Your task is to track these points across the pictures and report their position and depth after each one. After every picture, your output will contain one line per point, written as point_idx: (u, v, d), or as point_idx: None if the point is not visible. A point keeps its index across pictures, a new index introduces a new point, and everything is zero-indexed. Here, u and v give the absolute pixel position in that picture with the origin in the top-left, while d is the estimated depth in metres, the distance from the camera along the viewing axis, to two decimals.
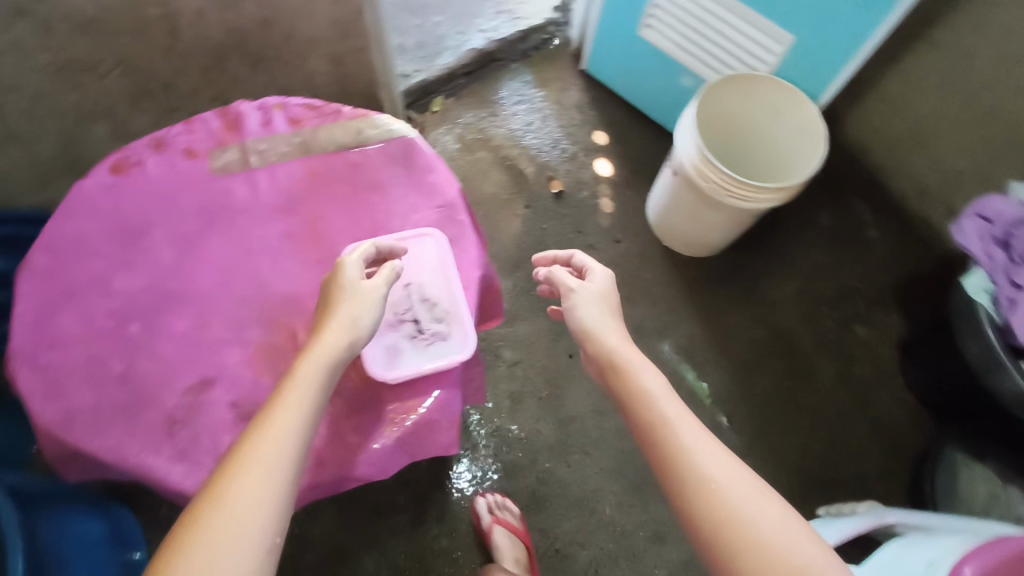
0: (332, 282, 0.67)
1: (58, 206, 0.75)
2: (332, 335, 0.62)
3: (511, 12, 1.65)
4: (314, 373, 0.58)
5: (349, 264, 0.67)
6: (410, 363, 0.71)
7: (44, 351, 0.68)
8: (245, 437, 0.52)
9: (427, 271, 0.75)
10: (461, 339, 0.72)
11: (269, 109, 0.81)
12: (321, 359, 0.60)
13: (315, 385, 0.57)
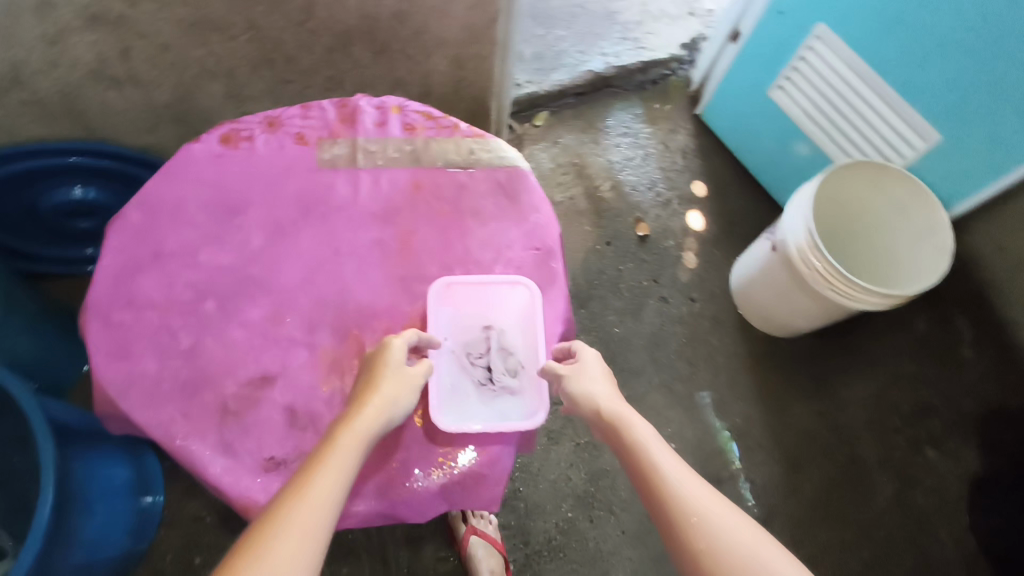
0: (374, 361, 0.65)
1: (164, 166, 0.75)
2: (369, 417, 0.59)
3: (636, 40, 1.58)
4: (346, 454, 0.55)
5: (400, 347, 0.65)
6: (474, 414, 0.70)
7: (119, 309, 0.68)
8: (273, 514, 0.49)
9: (513, 320, 0.74)
10: (530, 402, 0.71)
11: (387, 110, 0.79)
12: (354, 440, 0.57)
13: (345, 468, 0.54)
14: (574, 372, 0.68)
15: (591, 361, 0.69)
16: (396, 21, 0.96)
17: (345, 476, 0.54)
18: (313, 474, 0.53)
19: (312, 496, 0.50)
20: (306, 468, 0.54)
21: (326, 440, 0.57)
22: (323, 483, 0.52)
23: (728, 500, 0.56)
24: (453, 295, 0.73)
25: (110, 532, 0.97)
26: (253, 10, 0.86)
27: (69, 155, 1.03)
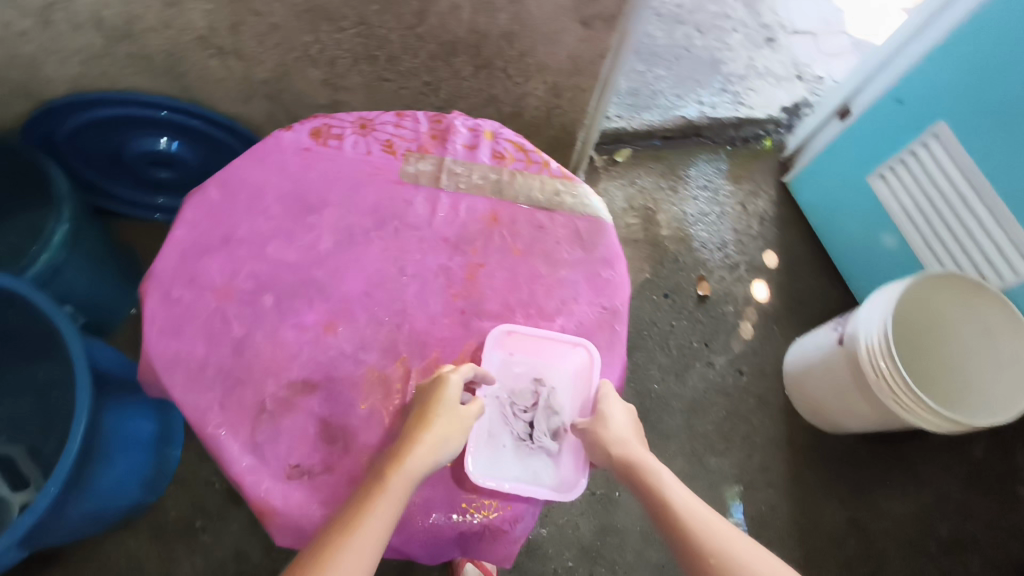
0: (429, 394, 0.63)
1: (251, 149, 0.74)
2: (414, 465, 0.59)
3: (737, 94, 1.53)
4: (385, 510, 0.56)
5: (450, 381, 0.63)
6: (507, 469, 0.68)
7: (180, 286, 0.68)
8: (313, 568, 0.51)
9: (566, 379, 0.72)
10: (566, 471, 0.69)
11: (480, 134, 0.78)
12: (395, 494, 0.57)
13: (382, 525, 0.55)
14: (602, 422, 0.66)
15: (616, 406, 0.68)
16: (504, 41, 0.94)
17: (380, 534, 0.54)
18: (350, 531, 0.54)
19: (344, 561, 0.52)
20: (346, 520, 0.55)
21: (370, 483, 0.58)
22: (358, 543, 0.53)
23: (767, 556, 0.56)
24: (512, 341, 0.70)
25: (126, 485, 0.97)
26: (368, 8, 0.86)
27: (161, 110, 1.04)
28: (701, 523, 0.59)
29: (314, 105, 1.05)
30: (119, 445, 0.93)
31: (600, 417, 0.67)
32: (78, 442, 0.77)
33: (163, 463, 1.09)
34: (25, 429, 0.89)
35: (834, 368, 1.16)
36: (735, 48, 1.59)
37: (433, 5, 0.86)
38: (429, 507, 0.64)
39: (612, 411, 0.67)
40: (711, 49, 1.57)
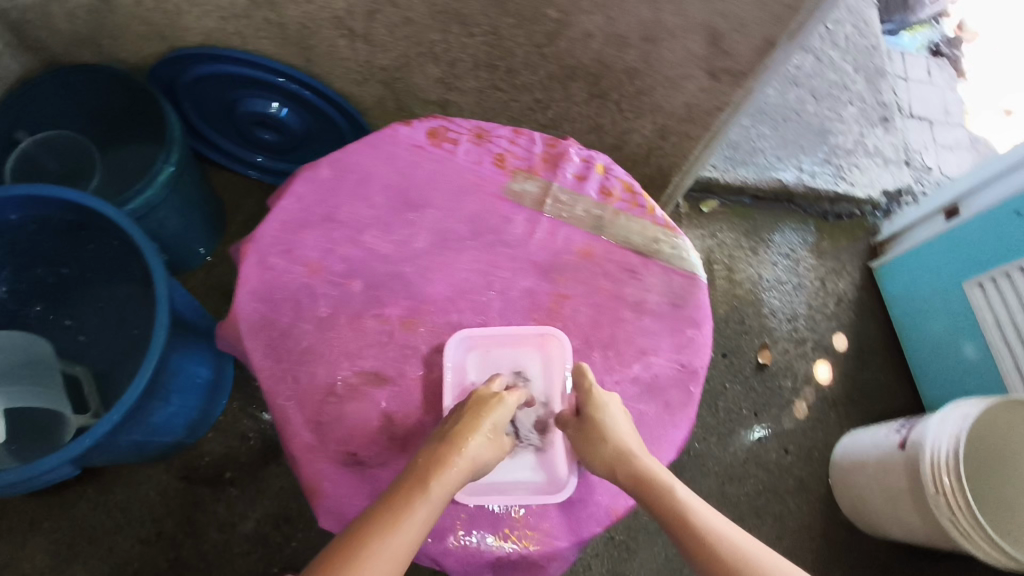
0: (475, 406, 0.64)
1: (369, 136, 0.76)
2: (451, 477, 0.59)
3: (839, 168, 1.49)
4: (418, 520, 0.56)
5: (503, 409, 0.64)
6: (500, 478, 0.68)
7: (277, 254, 0.69)
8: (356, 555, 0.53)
9: (538, 372, 0.71)
10: (558, 470, 0.68)
11: (592, 166, 0.78)
12: (431, 505, 0.57)
13: (413, 534, 0.55)
14: (602, 427, 0.64)
15: (609, 406, 0.65)
16: (626, 76, 0.94)
17: (410, 543, 0.55)
18: (382, 535, 0.54)
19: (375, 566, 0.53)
20: (379, 522, 0.55)
21: (407, 487, 0.58)
22: (387, 549, 0.54)
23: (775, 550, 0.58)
24: (481, 339, 0.70)
25: (171, 427, 0.99)
26: (503, 21, 0.86)
27: (278, 76, 1.05)
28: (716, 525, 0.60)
29: (425, 100, 1.06)
30: (175, 387, 0.95)
31: (597, 425, 0.64)
32: (144, 383, 0.79)
33: (207, 412, 1.11)
34: (96, 357, 0.92)
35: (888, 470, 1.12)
36: (847, 121, 1.55)
37: (566, 29, 0.86)
38: (468, 523, 0.65)
39: (607, 415, 0.65)
40: (822, 117, 1.54)
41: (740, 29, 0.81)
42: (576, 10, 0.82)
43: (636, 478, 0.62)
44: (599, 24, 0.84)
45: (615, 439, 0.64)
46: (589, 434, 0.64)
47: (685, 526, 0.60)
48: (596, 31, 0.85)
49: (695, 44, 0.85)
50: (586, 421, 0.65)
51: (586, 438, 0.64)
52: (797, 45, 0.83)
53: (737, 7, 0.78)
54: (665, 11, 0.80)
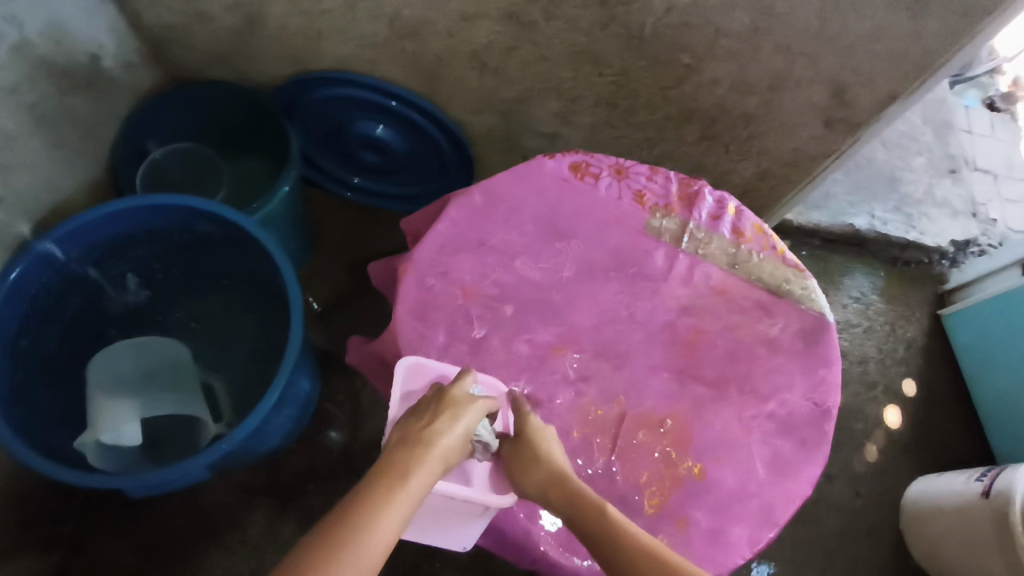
0: (447, 405, 0.61)
1: (515, 166, 0.79)
2: (426, 480, 0.56)
3: (909, 216, 1.52)
4: (389, 529, 0.52)
5: (475, 413, 0.61)
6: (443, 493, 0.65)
7: (433, 275, 0.72)
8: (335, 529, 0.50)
9: None
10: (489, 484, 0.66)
11: (725, 207, 0.80)
12: (405, 509, 0.53)
13: (380, 546, 0.51)
14: (537, 448, 0.63)
15: (542, 433, 0.65)
16: (741, 121, 0.97)
17: (379, 550, 0.51)
18: (353, 541, 0.50)
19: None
20: (349, 526, 0.51)
21: (375, 488, 0.54)
22: (361, 555, 0.50)
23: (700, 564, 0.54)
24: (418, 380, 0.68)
25: (273, 438, 0.99)
26: (635, 63, 0.90)
27: (391, 100, 1.08)
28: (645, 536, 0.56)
29: (535, 131, 1.09)
30: (288, 397, 0.95)
31: (532, 445, 0.63)
32: (275, 398, 0.81)
33: (301, 426, 1.11)
34: (227, 365, 0.96)
35: (966, 517, 1.12)
36: (916, 171, 1.57)
37: (695, 74, 0.90)
38: None
39: (544, 438, 0.64)
40: (893, 166, 1.56)
41: (867, 83, 0.85)
42: (710, 58, 0.86)
43: (567, 492, 0.60)
44: (729, 71, 0.88)
45: (547, 457, 0.62)
46: (523, 455, 0.63)
47: (612, 537, 0.56)
48: (724, 77, 0.89)
49: (819, 95, 0.89)
50: (520, 443, 0.64)
51: (518, 457, 0.63)
52: (918, 101, 0.86)
53: (870, 63, 0.82)
54: (798, 63, 0.84)
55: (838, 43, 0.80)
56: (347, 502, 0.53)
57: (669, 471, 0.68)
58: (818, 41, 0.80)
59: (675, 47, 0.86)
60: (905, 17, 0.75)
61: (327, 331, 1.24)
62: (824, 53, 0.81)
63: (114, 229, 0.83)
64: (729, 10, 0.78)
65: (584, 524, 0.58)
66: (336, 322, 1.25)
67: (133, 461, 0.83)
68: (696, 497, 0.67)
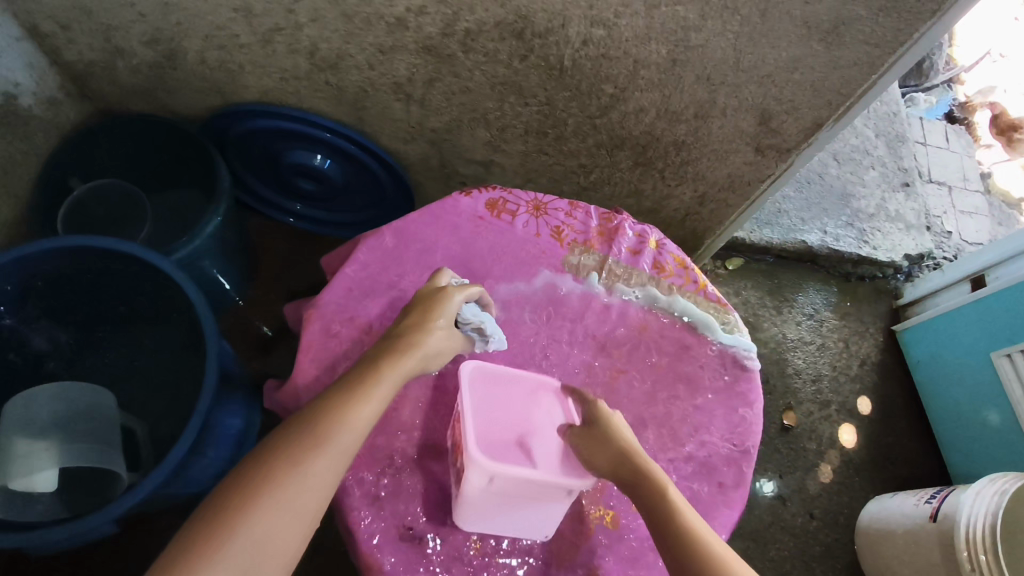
0: (426, 299, 0.67)
1: (430, 205, 0.77)
2: (405, 365, 0.62)
3: (862, 231, 1.51)
4: (371, 407, 0.58)
5: (458, 298, 0.67)
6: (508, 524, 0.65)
7: (339, 321, 0.70)
8: (328, 405, 0.57)
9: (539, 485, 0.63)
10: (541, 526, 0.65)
11: (646, 241, 0.79)
12: (386, 390, 0.60)
13: (370, 414, 0.58)
14: (609, 436, 0.64)
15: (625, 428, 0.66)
16: (673, 148, 0.96)
17: (369, 421, 0.58)
18: (345, 411, 0.57)
19: (331, 444, 0.55)
20: (334, 405, 0.57)
21: (363, 369, 0.61)
22: (353, 421, 0.57)
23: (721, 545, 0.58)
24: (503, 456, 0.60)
25: (202, 480, 0.94)
26: (558, 93, 0.88)
27: (325, 132, 1.06)
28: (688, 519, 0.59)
29: (469, 159, 1.08)
30: (212, 436, 0.91)
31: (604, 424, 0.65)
32: (191, 439, 0.78)
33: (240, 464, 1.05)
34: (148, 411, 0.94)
35: (916, 541, 1.11)
36: (868, 185, 1.56)
37: (621, 104, 0.89)
38: None
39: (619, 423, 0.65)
40: (845, 181, 1.55)
41: (792, 111, 0.84)
42: (633, 88, 0.85)
43: (629, 476, 0.62)
44: (654, 100, 0.87)
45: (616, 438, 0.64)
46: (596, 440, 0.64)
47: (669, 524, 0.59)
48: (649, 105, 0.88)
49: (746, 123, 0.87)
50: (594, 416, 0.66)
51: (594, 437, 0.64)
52: (844, 128, 0.86)
53: (792, 92, 0.80)
54: (720, 92, 0.83)
55: (757, 73, 0.78)
56: (340, 384, 0.60)
57: (580, 520, 0.68)
58: (738, 71, 0.79)
59: (596, 78, 0.84)
60: (822, 49, 0.73)
61: (268, 364, 1.21)
62: (745, 83, 0.80)
63: (27, 274, 0.81)
64: (645, 42, 0.77)
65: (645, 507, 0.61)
66: (278, 351, 1.22)
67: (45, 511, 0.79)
68: (609, 547, 0.67)
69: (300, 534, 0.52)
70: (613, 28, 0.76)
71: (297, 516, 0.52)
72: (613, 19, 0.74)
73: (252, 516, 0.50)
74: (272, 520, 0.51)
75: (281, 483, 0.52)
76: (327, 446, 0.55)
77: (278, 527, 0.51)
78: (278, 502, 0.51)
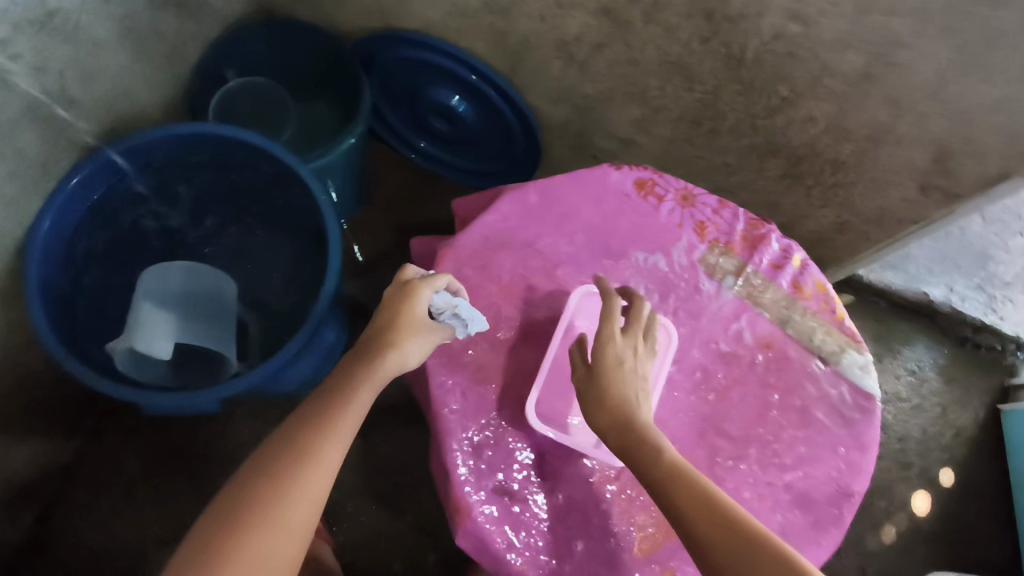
0: (395, 302, 0.65)
1: (579, 171, 0.76)
2: (382, 371, 0.62)
3: (991, 298, 1.36)
4: (351, 419, 0.60)
5: (424, 292, 0.64)
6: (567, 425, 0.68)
7: (471, 265, 0.71)
8: (307, 423, 0.58)
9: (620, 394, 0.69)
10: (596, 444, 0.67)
11: (790, 257, 0.75)
12: (365, 397, 0.61)
13: (349, 422, 0.59)
14: (607, 386, 0.62)
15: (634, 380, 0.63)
16: (830, 167, 0.90)
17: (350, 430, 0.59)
18: (325, 425, 0.58)
19: (315, 456, 0.56)
20: (314, 422, 0.58)
21: (342, 382, 0.62)
22: (334, 433, 0.58)
23: (730, 503, 0.55)
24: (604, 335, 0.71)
25: (292, 382, 0.98)
26: (727, 85, 0.84)
27: (471, 73, 1.06)
28: (692, 479, 0.56)
29: (608, 133, 1.05)
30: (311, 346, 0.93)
31: (606, 372, 0.63)
32: (299, 345, 0.80)
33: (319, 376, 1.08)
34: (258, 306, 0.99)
35: None
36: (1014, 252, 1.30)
37: (791, 109, 0.84)
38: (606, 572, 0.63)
39: (623, 367, 0.63)
40: (995, 239, 1.28)
41: (976, 155, 0.75)
42: (809, 95, 0.80)
43: (632, 441, 0.60)
44: (828, 112, 0.81)
45: (615, 400, 0.62)
46: (594, 391, 0.63)
47: (676, 486, 0.56)
48: (822, 118, 0.83)
49: (919, 156, 0.80)
50: (596, 369, 0.63)
51: (592, 395, 0.63)
52: None
53: (985, 133, 0.72)
54: (904, 119, 0.77)
55: (956, 106, 0.71)
56: (318, 401, 0.60)
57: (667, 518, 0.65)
58: (932, 100, 0.72)
59: (774, 77, 0.80)
60: None
61: (366, 288, 1.24)
62: (936, 114, 0.74)
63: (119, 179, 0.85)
64: (842, 49, 0.72)
65: (659, 482, 0.57)
66: (377, 279, 1.24)
67: (158, 376, 0.84)
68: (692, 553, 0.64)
69: (296, 548, 0.53)
70: (812, 27, 0.71)
71: (290, 532, 0.53)
72: (816, 17, 0.70)
73: (241, 546, 0.51)
74: (264, 543, 0.52)
75: (270, 520, 0.53)
76: (310, 459, 0.56)
77: (269, 548, 0.52)
78: (271, 526, 0.53)
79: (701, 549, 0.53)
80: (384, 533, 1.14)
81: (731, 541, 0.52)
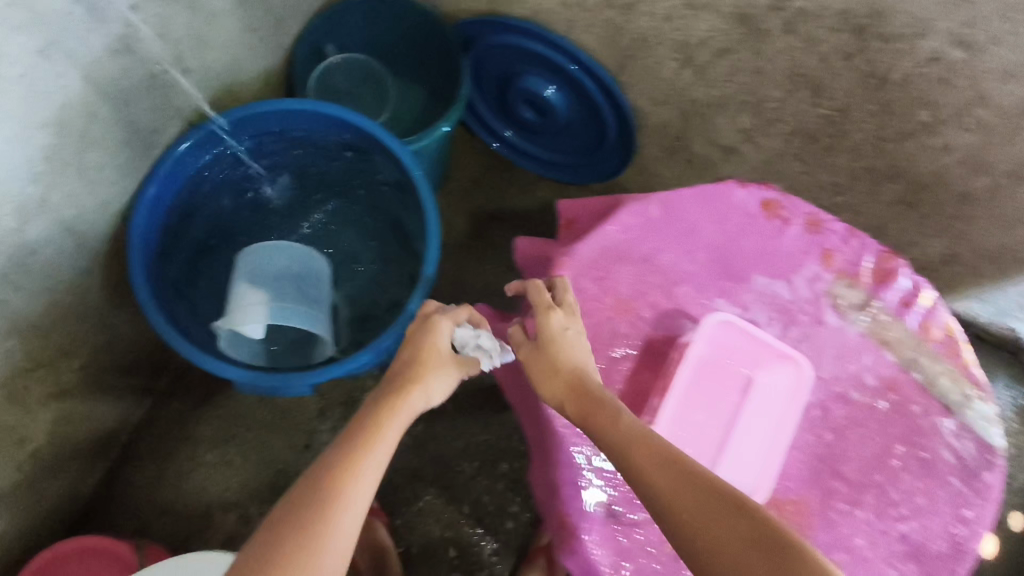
0: (418, 338, 0.66)
1: (704, 185, 0.72)
2: (414, 400, 0.61)
3: None
4: (386, 446, 0.57)
5: (447, 326, 0.67)
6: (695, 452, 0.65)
7: (589, 277, 0.68)
8: (344, 451, 0.55)
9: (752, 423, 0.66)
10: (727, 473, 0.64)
11: (920, 296, 0.71)
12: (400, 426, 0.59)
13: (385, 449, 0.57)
14: (554, 355, 0.61)
15: (579, 345, 0.62)
16: (957, 199, 0.85)
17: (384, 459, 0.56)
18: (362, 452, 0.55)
19: (354, 483, 0.53)
20: (351, 450, 0.55)
21: (375, 412, 0.59)
22: (372, 462, 0.55)
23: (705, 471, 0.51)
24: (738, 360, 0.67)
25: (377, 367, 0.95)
26: (861, 104, 0.80)
27: (570, 62, 1.02)
28: (658, 451, 0.53)
29: (711, 140, 1.01)
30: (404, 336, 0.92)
31: (551, 340, 0.61)
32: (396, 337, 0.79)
33: None
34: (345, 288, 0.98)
35: None
36: None
37: (928, 136, 0.79)
38: None
39: (565, 333, 0.62)
40: None
41: None
42: (953, 123, 0.75)
43: (587, 408, 0.57)
44: (971, 143, 0.76)
45: (573, 364, 0.60)
46: (542, 363, 0.61)
47: (642, 464, 0.52)
48: (960, 148, 0.78)
49: None
50: (542, 341, 0.62)
51: (540, 368, 0.61)
52: None
53: None
54: None
55: None
56: (351, 432, 0.57)
57: None
58: None
59: (918, 101, 0.75)
60: None
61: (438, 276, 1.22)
62: None
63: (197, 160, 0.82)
64: (1006, 80, 0.67)
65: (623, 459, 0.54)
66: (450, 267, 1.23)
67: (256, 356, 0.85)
68: None
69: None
70: (977, 53, 0.66)
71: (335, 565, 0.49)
72: (985, 43, 0.65)
73: None
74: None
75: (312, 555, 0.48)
76: (350, 487, 0.52)
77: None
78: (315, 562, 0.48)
79: (670, 509, 0.49)
80: (438, 519, 1.13)
81: (703, 497, 0.48)
